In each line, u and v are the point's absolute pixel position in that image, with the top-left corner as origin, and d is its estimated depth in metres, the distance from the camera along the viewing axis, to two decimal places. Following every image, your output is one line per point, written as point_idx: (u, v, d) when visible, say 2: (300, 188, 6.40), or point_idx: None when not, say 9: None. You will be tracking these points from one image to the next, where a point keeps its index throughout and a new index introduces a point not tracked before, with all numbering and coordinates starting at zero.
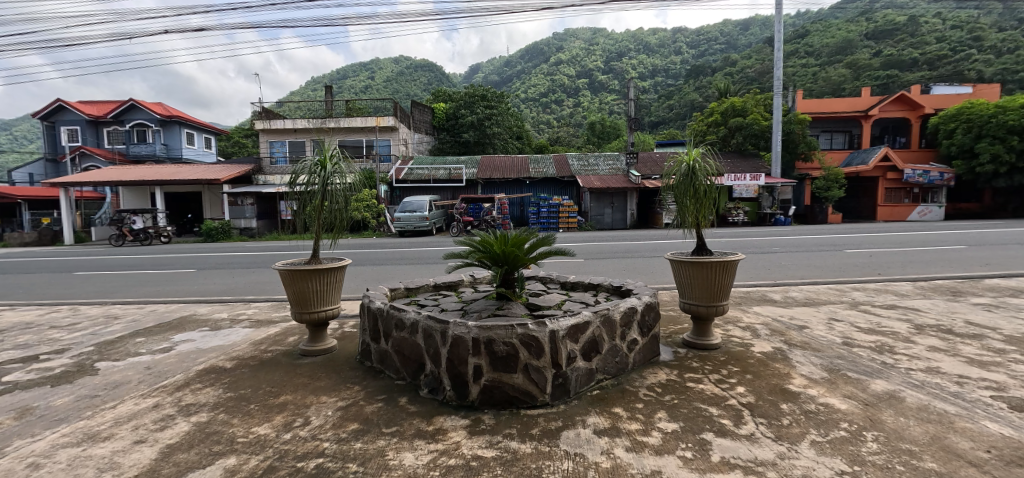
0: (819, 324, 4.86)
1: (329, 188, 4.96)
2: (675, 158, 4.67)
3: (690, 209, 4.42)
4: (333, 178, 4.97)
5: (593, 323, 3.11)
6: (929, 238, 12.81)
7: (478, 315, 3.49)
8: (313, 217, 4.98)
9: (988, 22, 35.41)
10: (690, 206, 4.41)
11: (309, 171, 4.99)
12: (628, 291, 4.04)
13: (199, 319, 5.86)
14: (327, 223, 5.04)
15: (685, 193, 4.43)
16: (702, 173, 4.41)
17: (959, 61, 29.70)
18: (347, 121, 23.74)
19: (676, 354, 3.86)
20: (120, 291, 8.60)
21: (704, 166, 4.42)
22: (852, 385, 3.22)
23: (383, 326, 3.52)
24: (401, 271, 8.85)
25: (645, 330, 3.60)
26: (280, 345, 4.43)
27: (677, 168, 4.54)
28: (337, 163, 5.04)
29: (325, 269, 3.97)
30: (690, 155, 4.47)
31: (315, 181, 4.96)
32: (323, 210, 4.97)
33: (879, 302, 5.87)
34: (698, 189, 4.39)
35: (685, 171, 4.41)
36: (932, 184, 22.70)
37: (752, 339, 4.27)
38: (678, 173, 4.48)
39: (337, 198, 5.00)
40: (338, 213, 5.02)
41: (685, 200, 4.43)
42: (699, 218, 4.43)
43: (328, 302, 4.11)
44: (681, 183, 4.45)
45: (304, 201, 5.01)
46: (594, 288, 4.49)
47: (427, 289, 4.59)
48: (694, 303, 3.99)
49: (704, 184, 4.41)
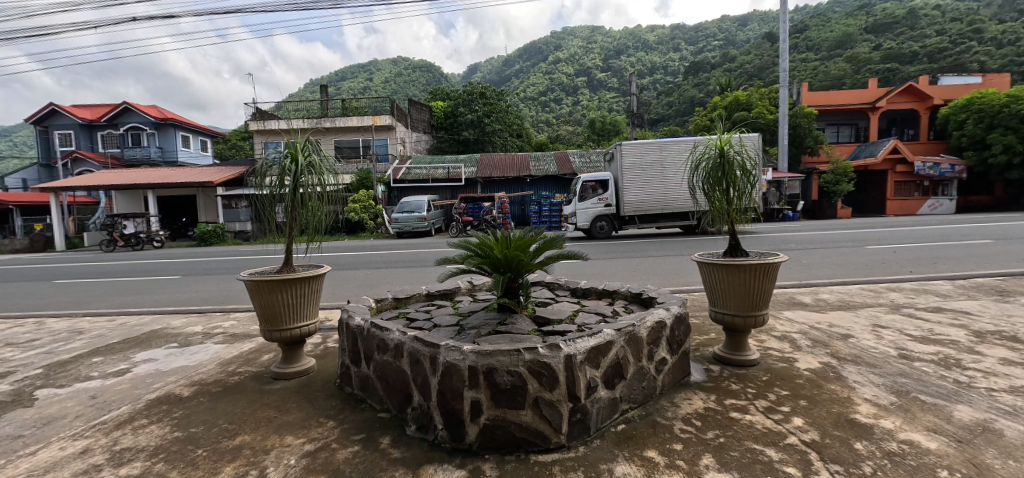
0: (864, 331, 4.29)
1: (304, 184, 4.48)
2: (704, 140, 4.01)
3: (717, 204, 3.85)
4: (307, 172, 4.48)
5: (616, 343, 2.54)
6: (947, 232, 12.24)
7: (477, 333, 2.93)
8: (283, 217, 4.47)
9: (988, 14, 34.99)
10: (720, 201, 3.84)
11: (278, 168, 4.50)
12: (652, 300, 3.48)
13: (170, 333, 5.29)
14: (303, 223, 4.53)
15: (713, 183, 3.84)
16: (734, 161, 3.78)
17: (959, 53, 29.30)
18: (343, 120, 23.25)
19: (709, 372, 3.29)
20: (101, 299, 8.07)
21: (738, 153, 3.79)
22: (931, 414, 2.66)
23: (365, 347, 2.95)
24: (401, 276, 8.27)
25: (675, 346, 3.03)
26: (251, 366, 3.86)
27: (707, 154, 3.92)
28: (312, 155, 4.57)
29: (293, 280, 3.38)
30: (723, 139, 3.81)
31: (287, 181, 4.44)
32: (298, 207, 4.45)
33: (922, 304, 5.29)
34: (729, 176, 3.79)
35: (715, 157, 3.78)
36: (942, 177, 22.15)
37: (794, 352, 3.70)
38: (708, 166, 3.87)
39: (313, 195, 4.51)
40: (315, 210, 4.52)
41: (714, 190, 3.83)
42: (726, 211, 3.84)
43: (302, 317, 3.55)
44: (710, 170, 3.83)
45: (274, 198, 4.50)
46: (609, 295, 3.94)
47: (420, 298, 4.05)
48: (728, 312, 3.43)
49: (738, 172, 3.79)
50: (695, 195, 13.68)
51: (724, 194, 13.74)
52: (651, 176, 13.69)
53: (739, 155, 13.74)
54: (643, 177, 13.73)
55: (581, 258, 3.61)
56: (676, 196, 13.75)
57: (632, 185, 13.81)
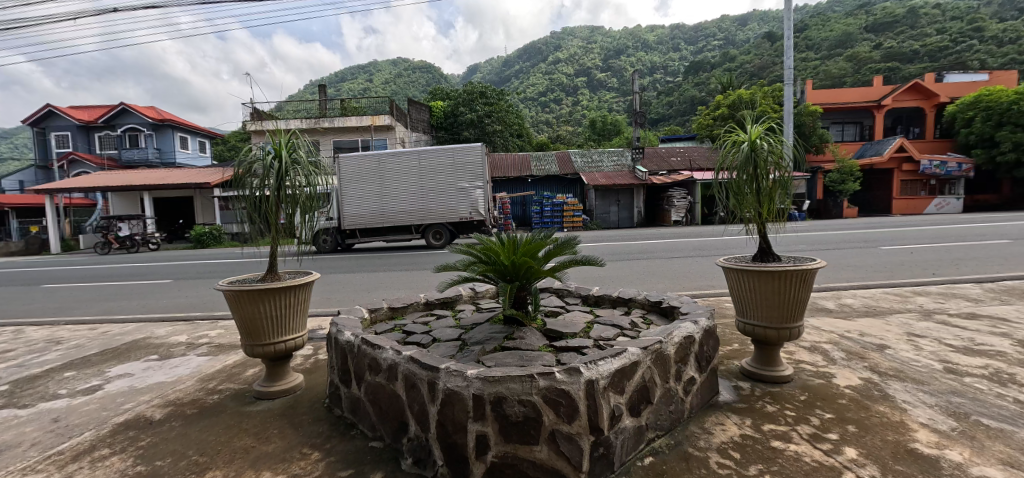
0: (900, 341, 3.95)
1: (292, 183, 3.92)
2: (732, 136, 3.83)
3: (751, 201, 3.66)
4: (295, 170, 3.92)
5: (642, 363, 2.21)
6: (961, 232, 11.87)
7: (481, 350, 2.61)
8: (269, 220, 3.91)
9: (988, 13, 34.73)
10: (752, 201, 3.67)
11: (259, 166, 3.92)
12: (674, 311, 3.14)
13: (152, 343, 4.96)
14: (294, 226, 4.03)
15: (747, 180, 3.67)
16: (769, 155, 3.63)
17: (960, 52, 29.01)
18: (341, 120, 22.90)
19: (739, 391, 2.96)
20: (87, 306, 7.72)
21: (771, 149, 3.62)
22: (1000, 441, 2.33)
23: (355, 365, 2.62)
24: (400, 280, 7.91)
25: (703, 364, 2.69)
26: (233, 383, 3.53)
27: (736, 150, 3.76)
28: (298, 152, 4.01)
29: (276, 289, 3.07)
30: (755, 133, 3.67)
31: (270, 182, 3.85)
32: (288, 209, 3.91)
33: (954, 310, 4.95)
34: (764, 171, 3.64)
35: (749, 152, 3.61)
36: (949, 175, 21.80)
37: (828, 366, 3.36)
38: (739, 165, 3.69)
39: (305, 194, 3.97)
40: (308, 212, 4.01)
41: (749, 186, 3.65)
42: (760, 208, 3.67)
43: (288, 331, 3.22)
44: (743, 165, 3.66)
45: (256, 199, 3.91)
46: (624, 304, 3.61)
47: (418, 308, 3.72)
48: (758, 324, 3.10)
49: (773, 167, 3.65)
50: (419, 208, 13.37)
51: (463, 208, 13.43)
52: (371, 191, 13.28)
53: (466, 167, 13.34)
54: (355, 192, 13.40)
55: (600, 264, 3.25)
56: (397, 209, 13.37)
57: (354, 198, 13.37)
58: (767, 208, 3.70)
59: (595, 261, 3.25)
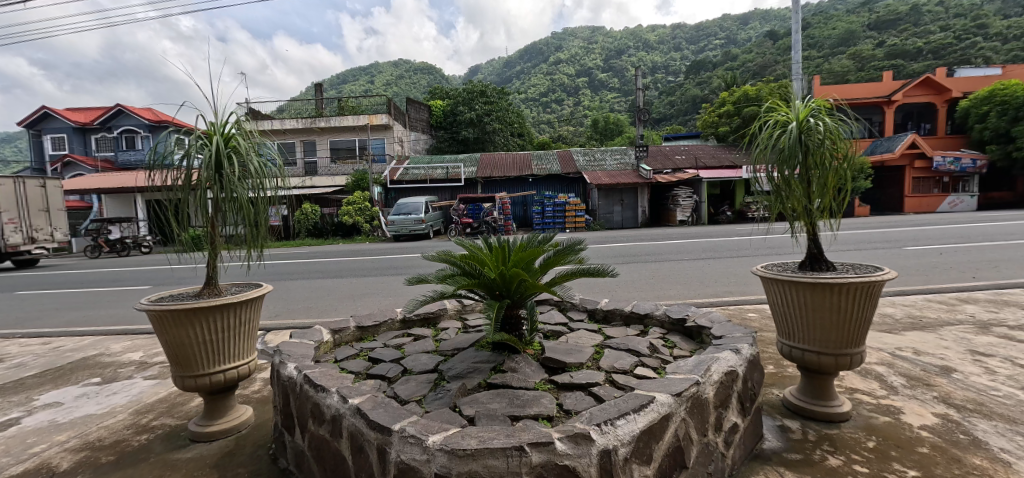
0: (966, 363, 3.33)
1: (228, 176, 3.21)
2: (776, 117, 2.82)
3: (794, 199, 2.63)
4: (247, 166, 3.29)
5: (676, 418, 1.61)
6: (986, 231, 11.19)
7: (459, 390, 2.01)
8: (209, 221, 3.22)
9: (993, 9, 34.01)
10: (806, 196, 2.61)
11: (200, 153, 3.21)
12: (704, 333, 2.54)
13: (102, 362, 4.38)
14: (236, 229, 3.34)
15: (787, 172, 2.64)
16: (825, 140, 2.57)
17: (965, 48, 28.29)
18: (338, 119, 22.33)
19: (788, 435, 2.37)
20: (54, 316, 7.13)
21: (828, 126, 2.59)
22: None
23: (297, 408, 2.03)
24: (389, 286, 7.33)
25: (748, 405, 2.09)
26: (173, 417, 2.95)
27: (777, 134, 2.75)
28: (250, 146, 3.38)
29: (204, 310, 2.46)
30: (802, 113, 2.69)
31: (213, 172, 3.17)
32: (232, 209, 3.22)
33: (1014, 321, 4.32)
34: (818, 161, 2.57)
35: (794, 136, 2.58)
36: (963, 172, 20.81)
37: (890, 399, 2.76)
38: (784, 151, 2.64)
39: (243, 190, 3.22)
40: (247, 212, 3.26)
41: (792, 181, 2.61)
42: (808, 209, 2.62)
43: (230, 357, 2.63)
44: (785, 153, 2.63)
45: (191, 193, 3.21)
46: (640, 321, 3.01)
47: (394, 327, 3.14)
48: (809, 349, 2.49)
49: (830, 156, 2.57)
50: None
51: None
52: None
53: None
54: None
55: (611, 275, 2.64)
56: None
57: None
58: (819, 209, 2.66)
59: (606, 270, 2.64)
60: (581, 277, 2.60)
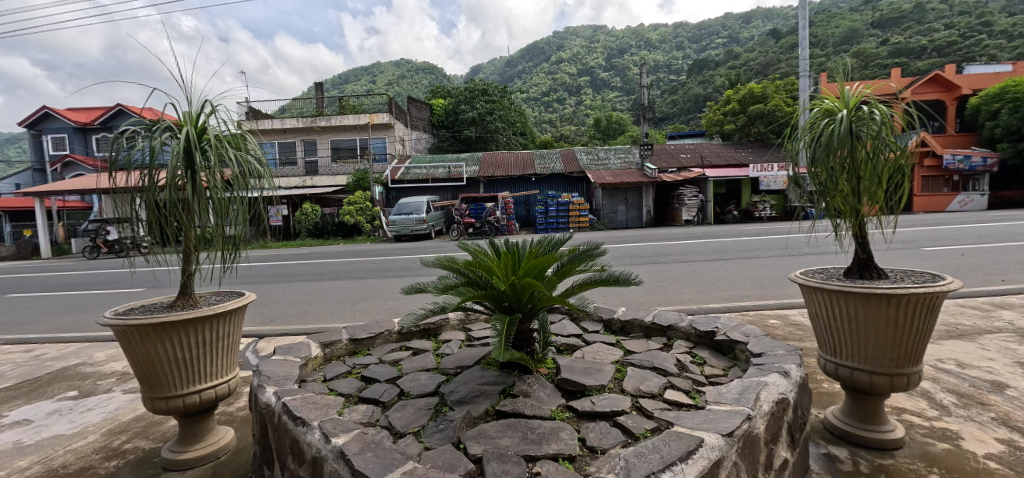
0: (1020, 378, 3.03)
1: (204, 171, 2.80)
2: (818, 107, 2.58)
3: (841, 196, 2.36)
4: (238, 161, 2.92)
5: (729, 463, 1.33)
6: (1002, 231, 10.88)
7: (463, 422, 1.73)
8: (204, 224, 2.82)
9: (998, 6, 33.54)
10: (854, 193, 2.34)
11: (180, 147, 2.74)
12: (741, 350, 2.25)
13: (83, 373, 4.12)
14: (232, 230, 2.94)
15: (831, 165, 2.38)
16: (877, 130, 2.29)
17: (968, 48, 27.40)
18: (338, 118, 22.05)
19: (838, 468, 2.08)
20: (41, 321, 6.85)
21: (880, 115, 2.33)
22: None
23: (275, 441, 1.76)
24: (388, 289, 7.04)
25: (798, 437, 1.81)
26: (148, 441, 2.68)
27: (822, 123, 2.50)
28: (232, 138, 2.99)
29: (174, 323, 2.19)
30: (852, 100, 2.43)
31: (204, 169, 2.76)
32: (227, 209, 2.85)
33: None
34: (870, 153, 2.30)
35: (844, 124, 2.31)
36: (973, 171, 20.62)
37: (945, 423, 2.45)
38: (830, 141, 2.37)
39: (222, 187, 2.81)
40: (223, 213, 2.84)
41: (837, 175, 2.35)
42: (855, 207, 2.36)
43: (208, 375, 2.36)
44: (831, 144, 2.37)
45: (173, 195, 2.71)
46: (663, 334, 2.73)
47: (390, 339, 2.86)
48: (858, 367, 2.21)
49: (883, 148, 2.30)
50: None
51: None
52: None
53: None
54: None
55: (637, 285, 2.33)
56: None
57: None
58: (868, 208, 2.40)
59: (631, 280, 2.33)
60: (601, 287, 2.32)
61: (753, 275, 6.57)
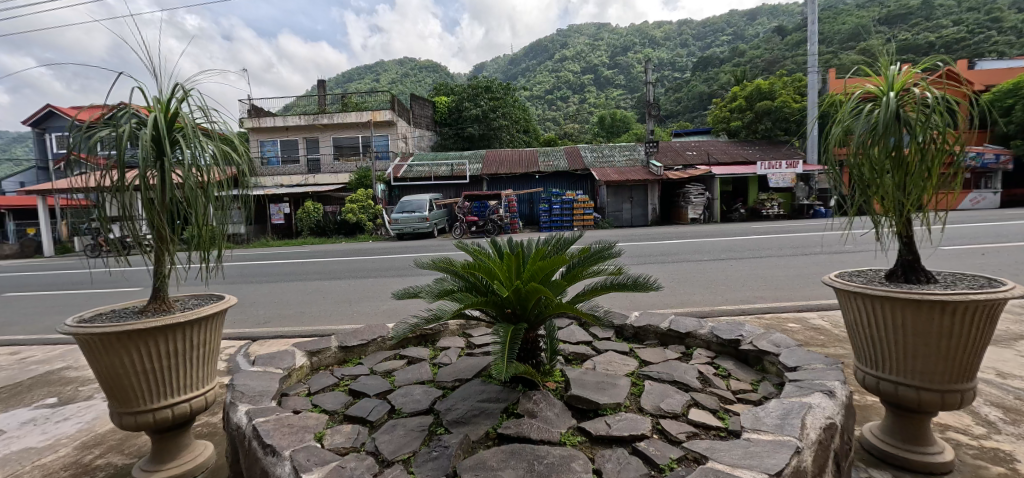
0: None
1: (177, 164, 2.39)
2: (860, 91, 2.37)
3: (886, 187, 2.13)
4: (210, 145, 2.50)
5: None
6: (1018, 229, 10.56)
7: (460, 449, 1.51)
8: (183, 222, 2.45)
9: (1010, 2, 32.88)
10: (902, 183, 2.10)
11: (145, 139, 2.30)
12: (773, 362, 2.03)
13: (67, 377, 3.93)
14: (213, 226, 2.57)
15: (871, 152, 2.14)
16: (929, 112, 2.07)
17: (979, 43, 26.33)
18: (341, 115, 21.83)
19: None
20: (32, 322, 6.65)
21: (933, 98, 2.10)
22: None
23: (246, 469, 1.54)
24: (388, 289, 6.82)
25: (845, 468, 1.58)
26: (122, 456, 2.48)
27: (865, 108, 2.27)
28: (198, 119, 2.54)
29: (152, 328, 1.99)
30: (900, 83, 2.22)
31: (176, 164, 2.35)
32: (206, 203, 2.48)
33: None
34: (923, 138, 2.06)
35: (892, 105, 2.06)
36: (986, 168, 20.20)
37: (996, 444, 2.20)
38: (875, 125, 2.14)
39: (196, 179, 2.39)
40: (202, 212, 2.43)
41: (884, 162, 2.11)
42: (899, 200, 2.12)
43: (184, 386, 2.15)
44: (877, 128, 2.13)
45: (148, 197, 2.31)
46: (682, 342, 2.50)
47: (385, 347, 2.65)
48: (906, 382, 1.97)
49: (936, 133, 2.07)
50: None
51: None
52: None
53: None
54: None
55: (658, 289, 2.12)
56: None
57: None
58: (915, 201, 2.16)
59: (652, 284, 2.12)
60: (616, 292, 2.13)
61: (767, 275, 6.29)
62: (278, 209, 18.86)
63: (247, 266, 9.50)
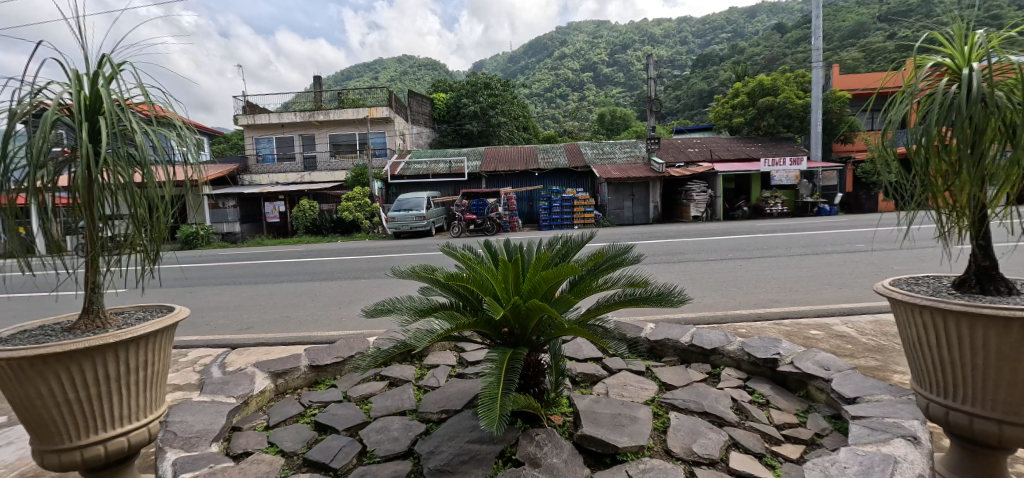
0: None
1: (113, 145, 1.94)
2: (931, 66, 2.01)
3: (958, 178, 1.76)
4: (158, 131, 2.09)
5: None
6: None
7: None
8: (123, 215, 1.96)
9: None
10: (990, 170, 1.68)
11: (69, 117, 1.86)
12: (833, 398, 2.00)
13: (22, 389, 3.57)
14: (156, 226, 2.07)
15: (946, 132, 1.75)
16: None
17: None
18: (337, 112, 21.37)
19: None
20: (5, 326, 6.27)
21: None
22: None
23: None
24: (381, 291, 6.48)
25: None
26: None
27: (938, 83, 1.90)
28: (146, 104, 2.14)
29: (82, 349, 1.65)
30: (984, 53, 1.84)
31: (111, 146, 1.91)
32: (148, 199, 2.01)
33: None
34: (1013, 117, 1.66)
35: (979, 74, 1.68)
36: None
37: None
38: (950, 100, 1.76)
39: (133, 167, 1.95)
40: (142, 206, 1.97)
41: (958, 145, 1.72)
42: (981, 195, 1.74)
43: (117, 418, 1.79)
44: (950, 104, 1.74)
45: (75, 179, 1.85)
46: (718, 360, 2.48)
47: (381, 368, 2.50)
48: (984, 411, 1.64)
49: None
50: None
51: None
52: None
53: None
54: None
55: (688, 302, 1.83)
56: None
57: None
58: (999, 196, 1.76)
59: (681, 297, 1.83)
60: (636, 306, 1.87)
61: (782, 276, 5.95)
62: (273, 207, 18.46)
63: (239, 267, 9.18)
